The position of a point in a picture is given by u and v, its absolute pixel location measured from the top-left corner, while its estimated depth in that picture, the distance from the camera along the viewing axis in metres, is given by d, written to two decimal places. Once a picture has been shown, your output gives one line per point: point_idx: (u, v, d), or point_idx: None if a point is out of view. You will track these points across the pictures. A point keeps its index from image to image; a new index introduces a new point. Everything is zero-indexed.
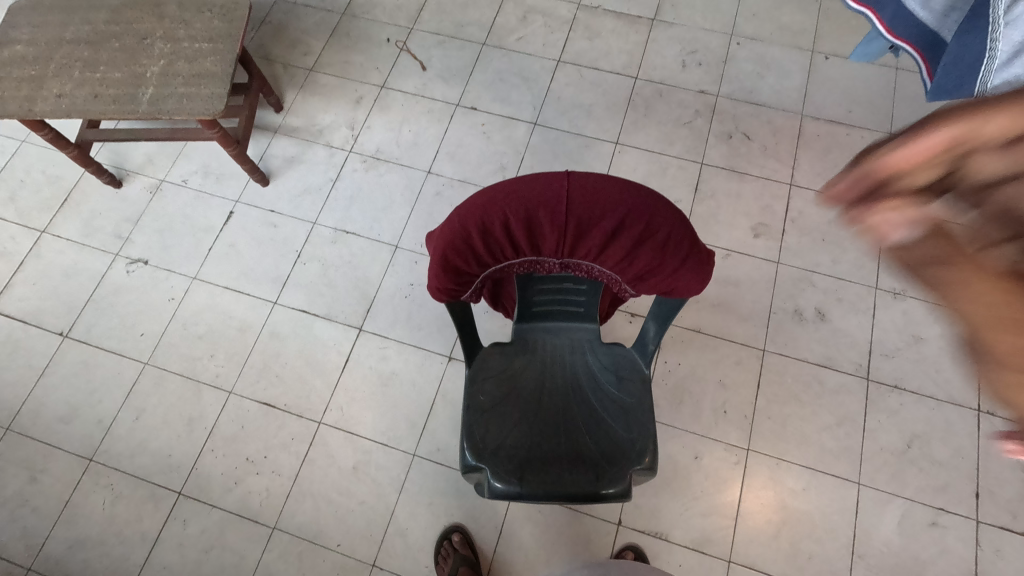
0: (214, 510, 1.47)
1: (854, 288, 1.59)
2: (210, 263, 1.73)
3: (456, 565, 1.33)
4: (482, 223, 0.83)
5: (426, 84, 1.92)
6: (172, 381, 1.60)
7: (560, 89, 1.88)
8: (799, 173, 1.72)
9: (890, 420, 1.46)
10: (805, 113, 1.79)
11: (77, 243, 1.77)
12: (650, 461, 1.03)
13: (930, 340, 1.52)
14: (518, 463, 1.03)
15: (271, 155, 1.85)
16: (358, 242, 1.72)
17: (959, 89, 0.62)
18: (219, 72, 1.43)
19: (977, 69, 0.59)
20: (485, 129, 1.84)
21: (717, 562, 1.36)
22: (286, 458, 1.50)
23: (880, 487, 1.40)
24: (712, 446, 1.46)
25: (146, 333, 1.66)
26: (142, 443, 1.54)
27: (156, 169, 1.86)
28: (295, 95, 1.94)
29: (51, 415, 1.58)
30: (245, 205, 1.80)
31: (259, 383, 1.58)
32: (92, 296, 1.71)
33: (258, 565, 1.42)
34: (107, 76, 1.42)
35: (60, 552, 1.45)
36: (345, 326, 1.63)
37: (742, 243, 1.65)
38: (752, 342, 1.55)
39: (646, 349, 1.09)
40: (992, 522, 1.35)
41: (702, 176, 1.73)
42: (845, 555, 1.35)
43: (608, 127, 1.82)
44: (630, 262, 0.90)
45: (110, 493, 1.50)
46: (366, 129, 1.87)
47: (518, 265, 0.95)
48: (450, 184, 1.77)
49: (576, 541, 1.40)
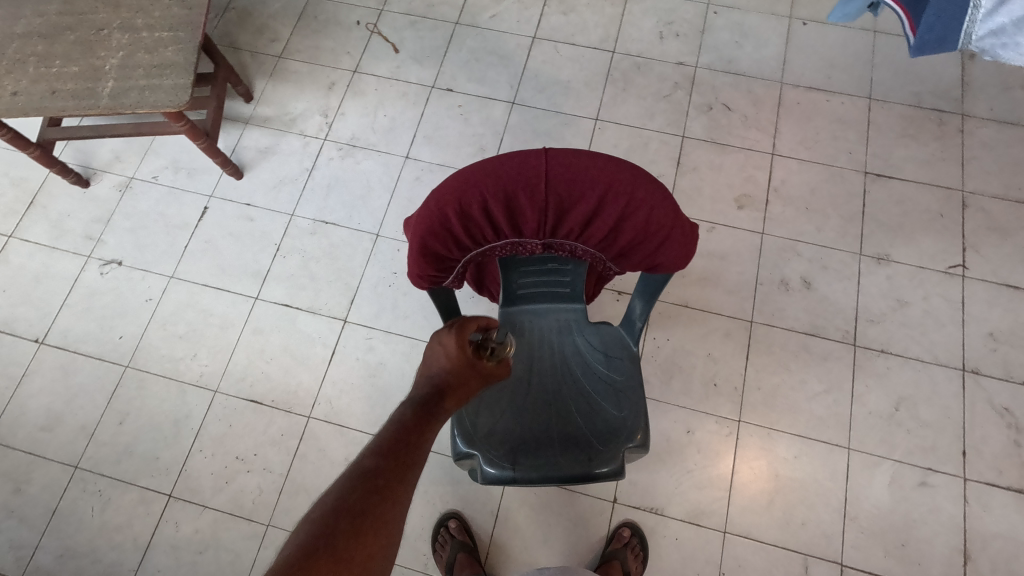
0: (206, 510, 1.45)
1: (839, 255, 1.59)
2: (186, 261, 1.69)
3: (454, 552, 1.34)
4: (459, 206, 0.80)
5: (400, 67, 1.87)
6: (154, 383, 1.57)
7: (537, 66, 1.84)
8: (781, 142, 1.71)
9: (878, 384, 1.47)
10: (785, 81, 1.77)
11: (47, 246, 1.72)
12: (642, 438, 1.02)
13: (914, 304, 1.53)
14: (510, 447, 1.02)
15: (243, 147, 1.80)
16: (338, 232, 1.69)
17: (945, 40, 0.84)
18: (181, 62, 1.38)
19: (961, 21, 0.81)
20: (462, 111, 1.80)
21: (713, 534, 1.37)
22: (276, 455, 1.49)
23: (870, 451, 1.42)
24: (703, 420, 1.46)
25: (125, 336, 1.62)
26: (128, 448, 1.51)
27: (124, 166, 1.80)
28: (265, 83, 1.88)
29: (32, 424, 1.55)
30: (220, 199, 1.75)
31: (244, 380, 1.56)
32: (66, 300, 1.66)
33: (254, 562, 1.40)
34: (64, 71, 1.36)
35: (51, 561, 1.43)
36: (330, 318, 1.60)
37: (726, 215, 1.64)
38: (739, 314, 1.54)
39: (634, 327, 1.08)
40: (979, 479, 1.38)
41: (684, 149, 1.71)
42: (838, 519, 1.37)
43: (587, 103, 1.79)
44: (614, 239, 0.88)
45: (98, 499, 1.47)
46: (340, 115, 1.83)
47: (500, 248, 0.93)
48: (429, 169, 1.74)
49: (572, 521, 1.41)
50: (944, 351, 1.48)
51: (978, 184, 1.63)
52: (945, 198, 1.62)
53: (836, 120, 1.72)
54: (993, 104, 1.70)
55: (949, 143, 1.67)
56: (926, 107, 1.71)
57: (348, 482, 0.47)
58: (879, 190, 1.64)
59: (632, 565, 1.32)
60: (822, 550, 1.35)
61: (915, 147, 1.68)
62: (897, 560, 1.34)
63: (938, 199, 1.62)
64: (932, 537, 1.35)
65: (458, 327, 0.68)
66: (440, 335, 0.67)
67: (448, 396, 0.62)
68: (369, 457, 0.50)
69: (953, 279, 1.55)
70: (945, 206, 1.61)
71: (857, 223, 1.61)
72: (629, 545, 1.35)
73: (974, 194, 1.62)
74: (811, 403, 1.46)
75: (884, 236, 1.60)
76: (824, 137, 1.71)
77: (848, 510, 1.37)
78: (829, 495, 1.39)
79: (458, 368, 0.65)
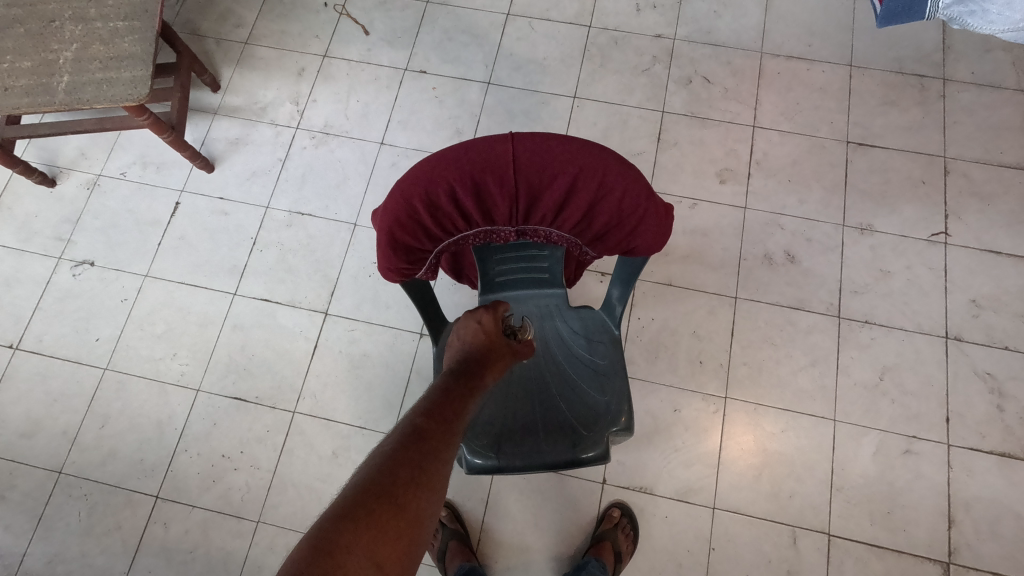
0: (195, 510, 1.44)
1: (822, 227, 1.58)
2: (161, 258, 1.65)
3: (446, 540, 1.35)
4: (425, 195, 0.78)
5: (371, 50, 1.82)
6: (135, 385, 1.54)
7: (512, 44, 1.79)
8: (762, 113, 1.68)
9: (862, 355, 1.47)
10: (764, 51, 1.74)
11: (16, 249, 1.67)
12: (626, 421, 1.01)
13: (897, 273, 1.53)
14: (494, 436, 1.01)
15: (213, 139, 1.75)
16: (314, 223, 1.65)
17: (908, 14, 1.07)
18: (139, 53, 1.33)
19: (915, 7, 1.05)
20: (437, 93, 1.75)
21: (702, 510, 1.38)
22: (263, 451, 1.47)
23: (855, 422, 1.42)
24: (690, 398, 1.46)
25: (102, 338, 1.59)
26: (112, 450, 1.49)
27: (91, 163, 1.74)
28: (232, 71, 1.82)
29: (12, 431, 1.52)
30: (191, 193, 1.71)
31: (227, 377, 1.53)
32: (39, 303, 1.62)
33: (246, 559, 1.40)
34: (16, 66, 1.31)
35: (40, 567, 1.42)
36: (311, 311, 1.58)
37: (708, 191, 1.62)
38: (723, 290, 1.54)
39: (614, 310, 1.07)
40: (963, 444, 1.39)
41: (664, 125, 1.68)
42: (825, 490, 1.38)
43: (564, 81, 1.75)
44: (588, 224, 0.86)
45: (84, 503, 1.46)
46: (312, 103, 1.78)
47: (473, 236, 0.91)
48: (406, 154, 1.70)
49: (563, 503, 1.41)
50: (927, 319, 1.49)
51: (959, 149, 1.61)
52: (927, 165, 1.61)
53: (817, 90, 1.69)
54: (973, 67, 1.68)
55: (931, 109, 1.65)
56: (907, 73, 1.69)
57: (402, 437, 0.64)
58: (861, 160, 1.63)
59: (623, 545, 1.33)
60: (810, 520, 1.37)
61: (897, 114, 1.66)
62: (883, 527, 1.35)
63: (920, 166, 1.61)
64: (917, 503, 1.36)
65: (494, 310, 0.86)
66: (477, 316, 0.86)
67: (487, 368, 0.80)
68: (419, 418, 0.67)
69: (935, 246, 1.54)
70: (927, 173, 1.60)
71: (840, 193, 1.60)
72: (620, 525, 1.36)
73: (956, 160, 1.60)
74: (796, 376, 1.47)
75: (867, 206, 1.59)
76: (805, 107, 1.68)
77: (835, 480, 1.39)
78: (816, 467, 1.40)
79: (494, 345, 0.84)
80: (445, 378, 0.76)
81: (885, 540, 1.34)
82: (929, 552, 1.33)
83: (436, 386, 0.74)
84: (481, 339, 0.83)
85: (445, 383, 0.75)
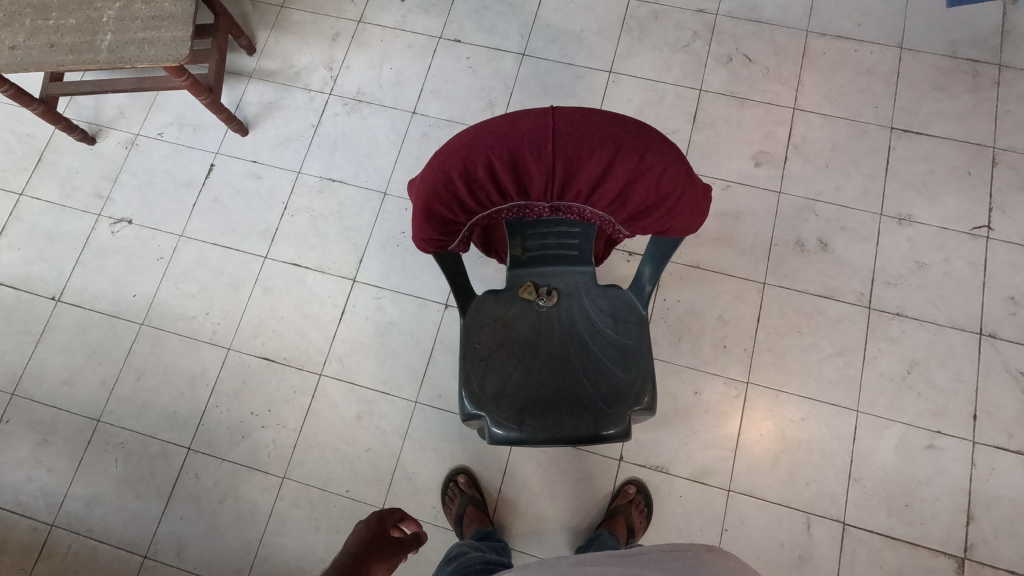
0: (224, 462, 1.50)
1: (858, 216, 1.54)
2: (196, 220, 1.68)
3: (463, 505, 1.38)
4: (464, 168, 0.79)
5: (406, 17, 1.80)
6: (170, 340, 1.59)
7: (549, 15, 1.75)
8: (804, 96, 1.63)
9: (890, 347, 1.45)
10: (810, 30, 1.68)
11: (57, 204, 1.72)
12: (649, 401, 1.02)
13: (934, 266, 1.49)
14: (517, 408, 1.02)
15: (248, 102, 1.77)
16: (346, 190, 1.67)
17: None
18: (179, 12, 1.34)
19: None
20: (471, 63, 1.74)
21: (718, 492, 1.40)
22: (290, 411, 1.52)
23: (878, 413, 1.41)
24: (711, 380, 1.46)
25: (139, 295, 1.64)
26: (147, 402, 1.56)
27: (129, 122, 1.78)
28: (267, 34, 1.82)
29: (55, 379, 1.59)
30: (225, 155, 1.73)
31: (257, 338, 1.58)
32: (81, 258, 1.67)
33: (272, 512, 1.46)
34: (60, 23, 1.32)
35: (79, 509, 1.49)
36: (339, 277, 1.60)
37: (742, 173, 1.59)
38: (752, 275, 1.52)
39: (642, 290, 1.06)
40: (989, 443, 1.37)
41: (701, 103, 1.65)
42: (842, 479, 1.38)
43: (600, 54, 1.71)
44: (624, 203, 0.86)
45: (121, 450, 1.53)
46: (345, 68, 1.77)
47: (506, 211, 0.92)
48: (437, 125, 1.69)
49: (578, 478, 1.44)
50: (962, 316, 1.45)
51: (1011, 140, 1.55)
52: (974, 156, 1.55)
53: (863, 72, 1.64)
54: None
55: (983, 96, 1.59)
56: (961, 57, 1.62)
57: None
58: (905, 147, 1.57)
59: (636, 521, 1.36)
60: (825, 508, 1.37)
61: (946, 101, 1.59)
62: (899, 519, 1.35)
63: (967, 156, 1.55)
64: (935, 498, 1.35)
65: (376, 542, 0.87)
66: (371, 530, 0.90)
67: (369, 558, 0.84)
68: None
69: (976, 240, 1.50)
70: (974, 164, 1.55)
71: (879, 181, 1.56)
72: (634, 501, 1.38)
73: (1006, 151, 1.55)
74: (821, 365, 1.45)
75: (907, 196, 1.54)
76: (849, 90, 1.63)
77: (853, 471, 1.39)
78: (836, 456, 1.40)
79: (374, 546, 0.86)
80: (344, 557, 0.82)
81: (901, 532, 1.34)
82: (944, 547, 1.33)
83: (343, 557, 0.82)
84: (367, 538, 0.88)
85: (342, 560, 0.81)
